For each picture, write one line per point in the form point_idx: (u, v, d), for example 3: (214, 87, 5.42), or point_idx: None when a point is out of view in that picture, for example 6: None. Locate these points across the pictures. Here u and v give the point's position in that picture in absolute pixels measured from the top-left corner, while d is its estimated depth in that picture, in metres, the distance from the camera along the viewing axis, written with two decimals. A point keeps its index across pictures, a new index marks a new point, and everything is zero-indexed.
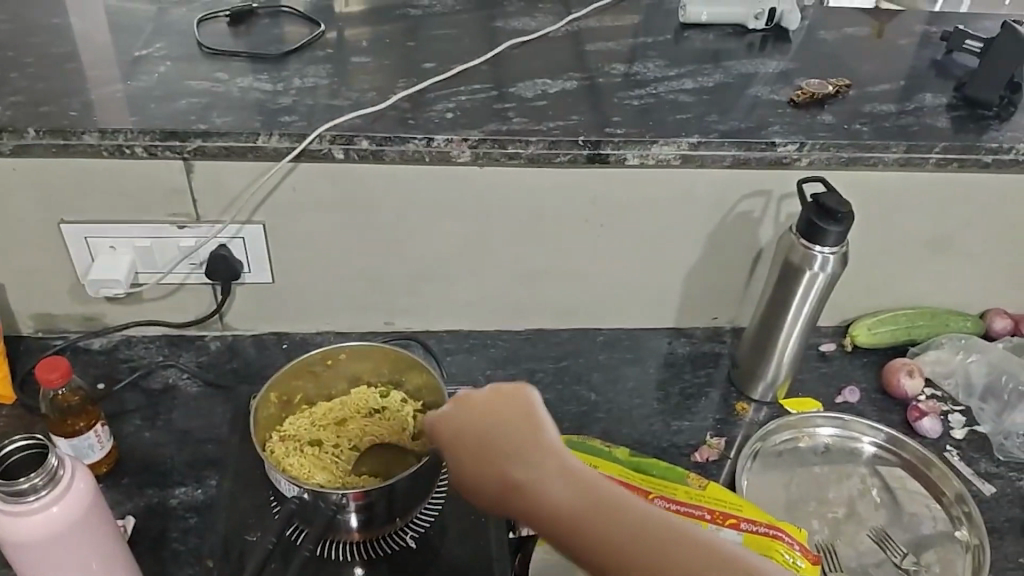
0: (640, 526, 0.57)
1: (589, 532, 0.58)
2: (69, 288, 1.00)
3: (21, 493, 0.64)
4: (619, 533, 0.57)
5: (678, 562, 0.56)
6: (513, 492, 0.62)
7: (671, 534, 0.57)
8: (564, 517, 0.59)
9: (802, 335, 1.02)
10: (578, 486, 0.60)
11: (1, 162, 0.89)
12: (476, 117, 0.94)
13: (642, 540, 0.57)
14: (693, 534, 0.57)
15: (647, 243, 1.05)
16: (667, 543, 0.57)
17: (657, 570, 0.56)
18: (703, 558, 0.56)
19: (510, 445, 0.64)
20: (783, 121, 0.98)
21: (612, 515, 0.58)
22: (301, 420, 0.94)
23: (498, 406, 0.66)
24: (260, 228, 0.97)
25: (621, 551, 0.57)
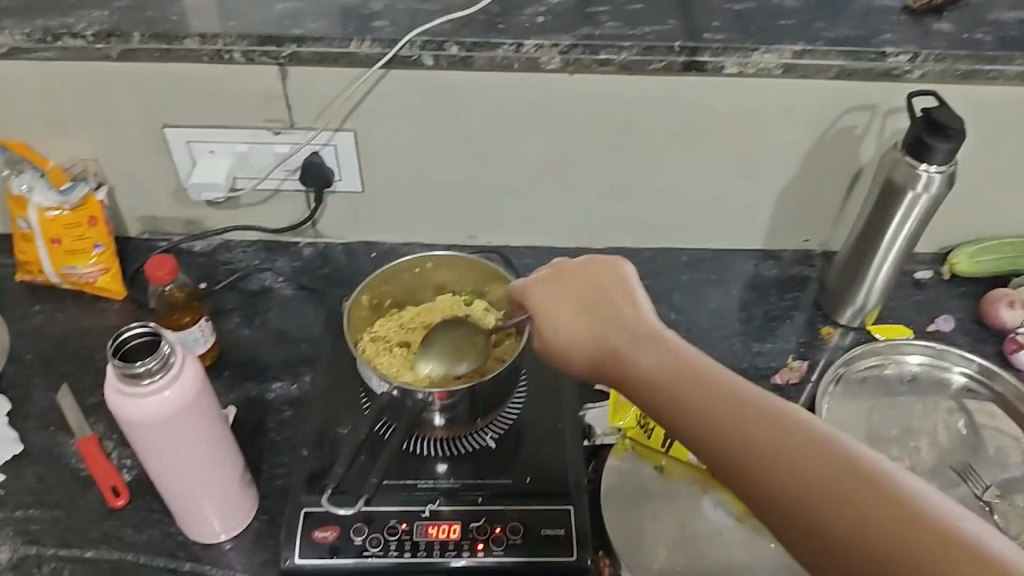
0: (722, 391, 0.61)
1: (673, 394, 0.63)
2: (172, 191, 1.05)
3: (138, 375, 0.68)
4: (702, 396, 0.61)
5: (749, 424, 0.58)
6: (613, 360, 0.69)
7: (752, 399, 0.59)
8: (656, 381, 0.64)
9: (899, 259, 0.98)
10: (670, 355, 0.65)
11: (108, 68, 0.92)
12: (568, 22, 0.91)
13: (721, 404, 0.60)
14: (774, 402, 0.59)
15: (740, 158, 1.02)
16: (746, 406, 0.59)
17: (731, 430, 0.58)
18: (777, 420, 0.57)
19: (610, 318, 0.71)
20: (895, 29, 0.92)
21: (697, 380, 0.62)
22: (391, 322, 0.97)
23: (598, 282, 0.74)
24: (352, 135, 0.98)
25: (702, 414, 0.60)
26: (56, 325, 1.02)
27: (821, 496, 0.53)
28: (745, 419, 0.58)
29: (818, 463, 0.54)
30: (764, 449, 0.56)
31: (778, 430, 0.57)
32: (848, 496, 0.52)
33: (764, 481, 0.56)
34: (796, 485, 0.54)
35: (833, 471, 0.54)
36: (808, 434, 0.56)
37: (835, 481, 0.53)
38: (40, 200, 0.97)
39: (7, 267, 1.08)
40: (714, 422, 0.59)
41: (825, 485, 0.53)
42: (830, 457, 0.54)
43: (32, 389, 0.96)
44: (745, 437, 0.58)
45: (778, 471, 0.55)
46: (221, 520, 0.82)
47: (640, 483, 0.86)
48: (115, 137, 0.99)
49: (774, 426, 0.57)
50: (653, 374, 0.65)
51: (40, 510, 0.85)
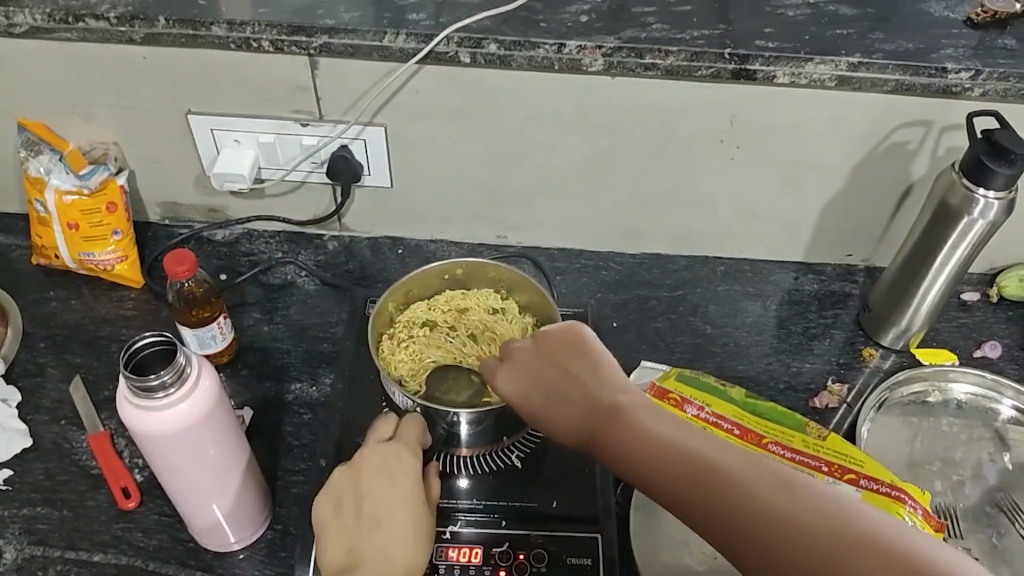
0: (718, 460, 0.58)
1: (645, 444, 0.61)
2: (195, 179, 1.02)
3: (152, 389, 0.66)
4: (698, 463, 0.58)
5: (719, 469, 0.57)
6: (589, 418, 0.67)
7: (751, 466, 0.57)
8: (642, 443, 0.62)
9: (949, 283, 0.94)
10: (643, 408, 0.64)
11: (131, 52, 0.88)
12: (612, 22, 0.87)
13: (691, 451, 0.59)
14: (764, 463, 0.57)
15: (785, 169, 0.97)
16: (744, 478, 0.57)
17: (703, 475, 0.58)
18: (782, 491, 0.55)
19: (581, 380, 0.69)
20: (957, 44, 0.87)
21: (664, 430, 0.62)
22: (421, 304, 0.92)
23: (561, 347, 0.72)
24: (382, 130, 0.95)
25: (669, 460, 0.60)
26: (71, 314, 1.00)
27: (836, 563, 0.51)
28: (744, 488, 0.56)
29: (791, 500, 0.54)
30: (731, 488, 0.56)
31: (745, 473, 0.57)
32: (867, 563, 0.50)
33: (763, 545, 0.54)
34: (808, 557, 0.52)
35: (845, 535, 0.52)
36: (815, 500, 0.54)
37: (849, 546, 0.51)
38: (57, 183, 0.95)
39: (23, 250, 1.06)
40: (688, 468, 0.58)
41: (797, 526, 0.53)
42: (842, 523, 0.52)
43: (45, 379, 0.93)
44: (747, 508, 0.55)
45: (791, 538, 0.53)
46: (235, 530, 0.80)
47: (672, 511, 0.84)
48: (136, 122, 0.96)
49: (740, 468, 0.57)
50: (644, 440, 0.62)
51: (48, 509, 0.84)
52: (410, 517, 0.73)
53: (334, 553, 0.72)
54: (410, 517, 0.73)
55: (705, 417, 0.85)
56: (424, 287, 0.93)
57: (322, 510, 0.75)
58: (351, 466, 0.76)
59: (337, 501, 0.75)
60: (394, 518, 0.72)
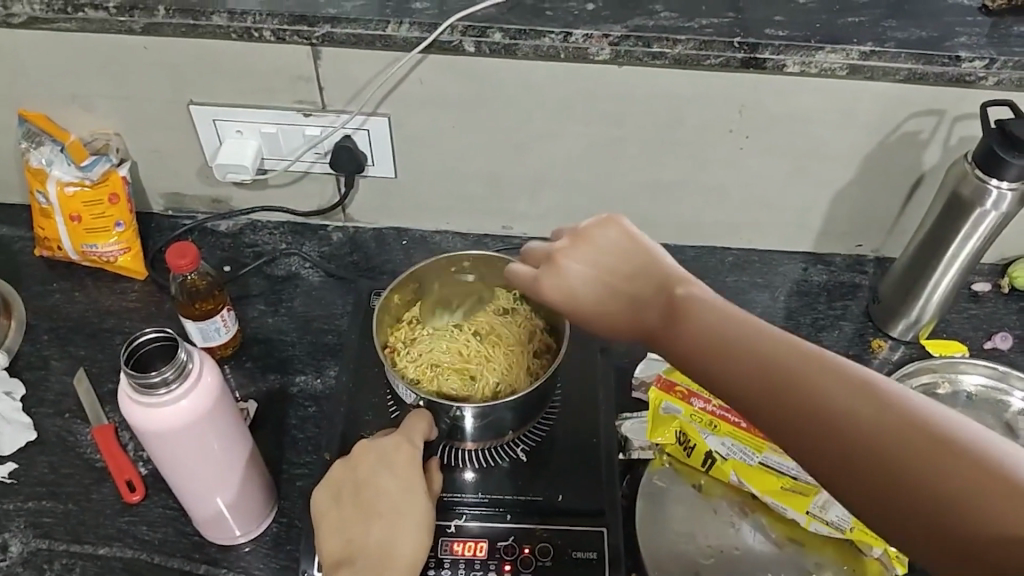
0: (796, 369, 0.55)
1: (720, 349, 0.58)
2: (197, 169, 1.01)
3: (153, 385, 0.65)
4: (772, 377, 0.56)
5: (794, 375, 0.55)
6: (657, 323, 0.63)
7: (830, 370, 0.54)
8: (712, 350, 0.59)
9: (960, 274, 0.92)
10: (709, 312, 0.61)
11: (132, 42, 0.87)
12: (619, 10, 0.85)
13: (762, 358, 0.56)
14: (840, 366, 0.54)
15: (795, 159, 0.96)
16: (830, 390, 0.53)
17: (777, 383, 0.55)
18: (865, 401, 0.52)
19: (641, 285, 0.65)
20: (971, 31, 0.85)
21: (734, 335, 0.59)
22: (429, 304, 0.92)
23: (612, 251, 0.67)
24: (385, 121, 0.93)
25: (742, 368, 0.57)
26: (74, 306, 0.99)
27: (919, 481, 0.49)
28: (823, 399, 0.53)
29: (869, 410, 0.52)
30: (807, 395, 0.54)
31: (821, 383, 0.54)
32: (961, 480, 0.48)
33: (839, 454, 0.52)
34: (891, 473, 0.50)
35: (930, 448, 0.49)
36: (898, 409, 0.51)
37: (943, 462, 0.49)
38: (59, 174, 0.93)
39: (26, 240, 1.05)
40: (760, 373, 0.56)
41: (877, 435, 0.51)
42: (925, 436, 0.50)
43: (49, 372, 0.93)
44: (826, 421, 0.53)
45: (879, 450, 0.51)
46: (239, 523, 0.79)
47: (678, 503, 0.84)
48: (137, 112, 0.95)
49: (815, 374, 0.54)
50: (715, 347, 0.59)
51: (53, 503, 0.84)
52: (409, 507, 0.72)
53: (332, 543, 0.72)
54: (408, 508, 0.72)
55: (716, 407, 0.84)
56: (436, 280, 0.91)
57: (321, 501, 0.75)
58: (350, 458, 0.76)
59: (335, 491, 0.75)
60: (392, 509, 0.72)
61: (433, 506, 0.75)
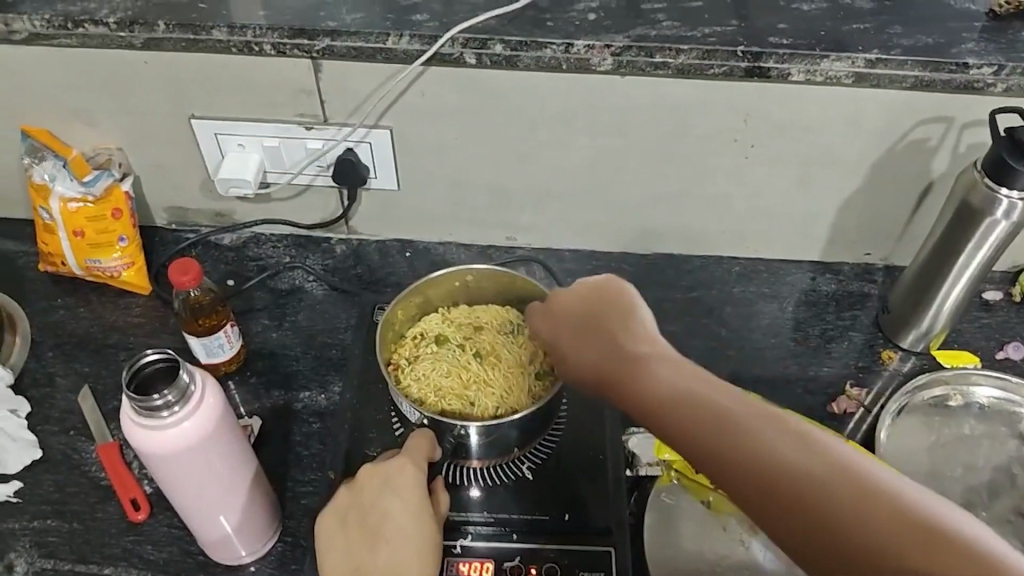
0: (739, 421, 0.56)
1: (664, 397, 0.61)
2: (200, 184, 1.01)
3: (155, 408, 0.65)
4: (723, 433, 0.56)
5: (730, 421, 0.56)
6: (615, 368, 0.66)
7: (783, 430, 0.55)
8: (657, 397, 0.61)
9: (972, 283, 0.91)
10: (662, 362, 0.64)
11: (133, 57, 0.87)
12: (620, 20, 0.84)
13: (704, 406, 0.58)
14: (774, 416, 0.56)
15: (802, 168, 0.95)
16: (763, 436, 0.55)
17: (715, 428, 0.57)
18: (812, 458, 0.52)
19: (612, 333, 0.68)
20: (978, 37, 0.84)
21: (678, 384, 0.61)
22: (435, 316, 0.91)
23: (596, 305, 0.71)
24: (388, 133, 0.93)
25: (683, 413, 0.59)
26: (80, 322, 0.99)
27: (861, 541, 0.49)
28: (755, 441, 0.55)
29: (801, 456, 0.53)
30: (740, 440, 0.55)
31: (755, 432, 0.55)
32: (886, 528, 0.48)
33: (768, 497, 0.53)
34: (816, 518, 0.50)
35: (873, 508, 0.49)
36: (828, 457, 0.52)
37: (870, 507, 0.49)
38: (62, 190, 0.94)
39: (30, 255, 1.05)
40: (701, 416, 0.58)
41: (806, 479, 0.52)
42: (868, 493, 0.50)
43: (54, 389, 0.93)
44: (772, 479, 0.53)
45: (806, 493, 0.51)
46: (245, 543, 0.79)
47: (686, 520, 0.82)
48: (141, 127, 0.95)
49: (750, 421, 0.56)
50: (665, 396, 0.61)
51: (58, 522, 0.83)
52: (413, 528, 0.72)
53: (337, 567, 0.72)
54: (414, 531, 0.71)
55: None
56: (444, 293, 0.91)
57: (328, 524, 0.74)
58: (355, 482, 0.75)
59: (341, 515, 0.74)
60: (395, 530, 0.71)
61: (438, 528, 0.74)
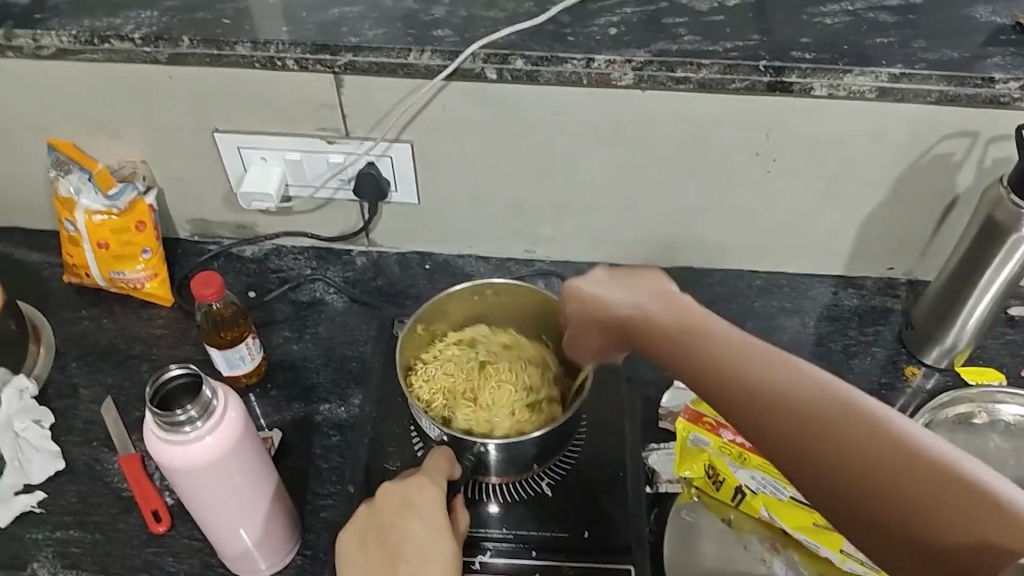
0: (763, 377, 0.56)
1: (692, 355, 0.61)
2: (223, 196, 1.02)
3: (178, 424, 0.66)
4: (748, 384, 0.56)
5: (753, 376, 0.56)
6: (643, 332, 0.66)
7: (803, 381, 0.54)
8: (686, 351, 0.61)
9: (997, 300, 0.90)
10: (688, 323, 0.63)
11: (158, 72, 0.88)
12: (641, 35, 0.84)
13: (730, 361, 0.58)
14: (799, 369, 0.55)
15: (825, 182, 0.94)
16: (786, 391, 0.54)
17: (739, 384, 0.57)
18: (833, 408, 0.52)
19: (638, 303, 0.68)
20: (1005, 50, 0.83)
21: (705, 341, 0.61)
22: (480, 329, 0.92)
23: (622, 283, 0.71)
24: (409, 147, 0.93)
25: (711, 370, 0.59)
26: (103, 333, 1.00)
27: (884, 495, 0.48)
28: (778, 396, 0.54)
29: (824, 411, 0.52)
30: (763, 394, 0.55)
31: (778, 386, 0.55)
32: (909, 484, 0.48)
33: (793, 452, 0.53)
34: (838, 475, 0.50)
35: (897, 460, 0.48)
36: (850, 411, 0.51)
37: (892, 464, 0.49)
38: (87, 203, 0.95)
39: (55, 267, 1.06)
40: (726, 372, 0.58)
41: (829, 436, 0.51)
42: (892, 447, 0.49)
43: (77, 401, 0.94)
44: (799, 430, 0.52)
45: (829, 450, 0.51)
46: (265, 557, 0.80)
47: (706, 537, 0.82)
48: (164, 141, 0.96)
49: (774, 376, 0.55)
50: (693, 355, 0.60)
51: (80, 533, 0.84)
52: (433, 548, 0.72)
53: None
54: (433, 550, 0.71)
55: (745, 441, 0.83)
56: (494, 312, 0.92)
57: (347, 543, 0.74)
58: (373, 502, 0.75)
59: (360, 534, 0.74)
60: (414, 550, 0.71)
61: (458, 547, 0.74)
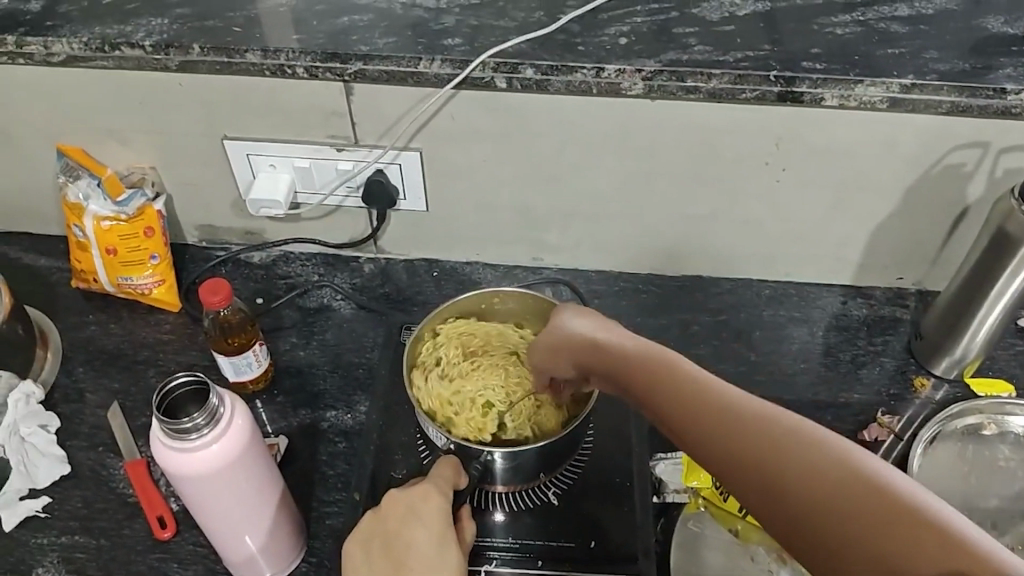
0: (727, 414, 0.55)
1: (660, 390, 0.60)
2: (231, 203, 1.02)
3: (185, 431, 0.66)
4: (713, 422, 0.55)
5: (714, 414, 0.56)
6: (610, 366, 0.65)
7: (766, 418, 0.53)
8: (654, 382, 0.61)
9: (1007, 311, 0.89)
10: (653, 356, 0.62)
11: (168, 79, 0.88)
12: (651, 44, 0.84)
13: (694, 398, 0.57)
14: (760, 409, 0.54)
15: (834, 191, 0.94)
16: (749, 430, 0.53)
17: (702, 422, 0.56)
18: (797, 446, 0.51)
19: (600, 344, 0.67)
20: (1017, 61, 0.82)
21: (669, 375, 0.60)
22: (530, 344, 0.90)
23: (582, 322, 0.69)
24: (418, 154, 0.93)
25: (676, 406, 0.58)
26: (110, 338, 1.00)
27: (846, 525, 0.47)
28: (740, 434, 0.53)
29: (787, 450, 0.51)
30: (726, 433, 0.54)
31: (743, 423, 0.54)
32: (877, 525, 0.46)
33: (760, 491, 0.52)
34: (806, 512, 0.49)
35: (864, 502, 0.47)
36: (814, 451, 0.50)
37: (860, 503, 0.47)
38: (96, 209, 0.95)
39: (63, 271, 1.07)
40: (690, 409, 0.57)
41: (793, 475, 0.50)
42: (853, 476, 0.48)
43: (83, 406, 0.94)
44: (766, 469, 0.52)
45: (795, 489, 0.50)
46: (270, 564, 0.79)
47: (712, 548, 0.82)
48: (173, 147, 0.96)
49: (737, 413, 0.55)
50: (661, 390, 0.60)
51: (86, 538, 0.84)
52: (438, 556, 0.72)
53: None
54: (439, 560, 0.71)
55: None
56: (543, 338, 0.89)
57: (352, 549, 0.74)
58: (378, 508, 0.75)
59: (364, 542, 0.74)
60: (419, 560, 0.71)
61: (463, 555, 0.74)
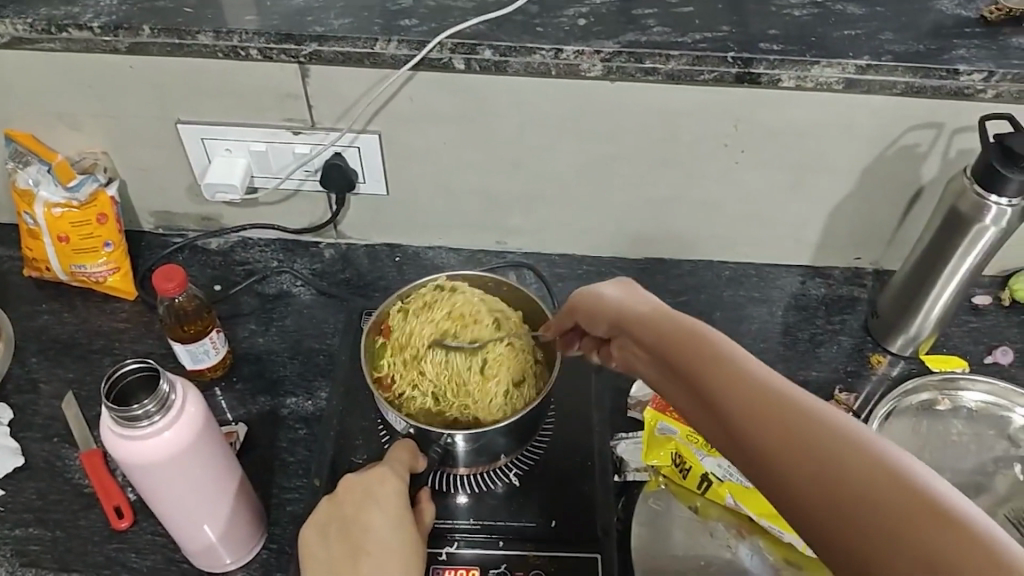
0: (733, 380, 0.50)
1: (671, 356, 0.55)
2: (186, 187, 1.00)
3: (135, 419, 0.65)
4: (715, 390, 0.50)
5: (718, 381, 0.50)
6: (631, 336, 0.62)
7: (771, 388, 0.48)
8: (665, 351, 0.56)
9: (960, 289, 0.91)
10: (670, 325, 0.58)
11: (118, 61, 0.86)
12: (610, 26, 0.84)
13: (702, 363, 0.52)
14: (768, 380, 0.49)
15: (792, 171, 0.94)
16: (752, 397, 0.48)
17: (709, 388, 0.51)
18: (798, 419, 0.45)
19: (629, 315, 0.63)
20: (970, 43, 0.83)
21: (682, 341, 0.55)
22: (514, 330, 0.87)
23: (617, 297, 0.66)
24: (376, 137, 0.92)
25: (686, 372, 0.53)
26: (64, 327, 0.98)
27: (848, 508, 0.42)
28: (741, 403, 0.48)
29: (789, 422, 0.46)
30: (729, 399, 0.49)
31: (746, 390, 0.48)
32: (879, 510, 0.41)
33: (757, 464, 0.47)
34: (800, 488, 0.44)
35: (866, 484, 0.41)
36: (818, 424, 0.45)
37: (860, 482, 0.42)
38: (47, 195, 0.92)
39: (14, 259, 1.04)
40: (696, 375, 0.52)
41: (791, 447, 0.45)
42: (857, 457, 0.42)
43: (36, 396, 0.92)
44: (760, 441, 0.46)
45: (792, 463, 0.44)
46: (229, 552, 0.79)
47: (672, 526, 0.82)
48: (125, 131, 0.94)
49: (744, 379, 0.49)
50: (670, 354, 0.55)
51: (40, 530, 0.83)
52: (396, 540, 0.71)
53: None
54: (396, 544, 0.71)
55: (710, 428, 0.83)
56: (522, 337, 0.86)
57: (309, 535, 0.73)
58: (335, 494, 0.74)
59: (322, 527, 0.73)
60: (377, 543, 0.71)
61: (420, 539, 0.74)
